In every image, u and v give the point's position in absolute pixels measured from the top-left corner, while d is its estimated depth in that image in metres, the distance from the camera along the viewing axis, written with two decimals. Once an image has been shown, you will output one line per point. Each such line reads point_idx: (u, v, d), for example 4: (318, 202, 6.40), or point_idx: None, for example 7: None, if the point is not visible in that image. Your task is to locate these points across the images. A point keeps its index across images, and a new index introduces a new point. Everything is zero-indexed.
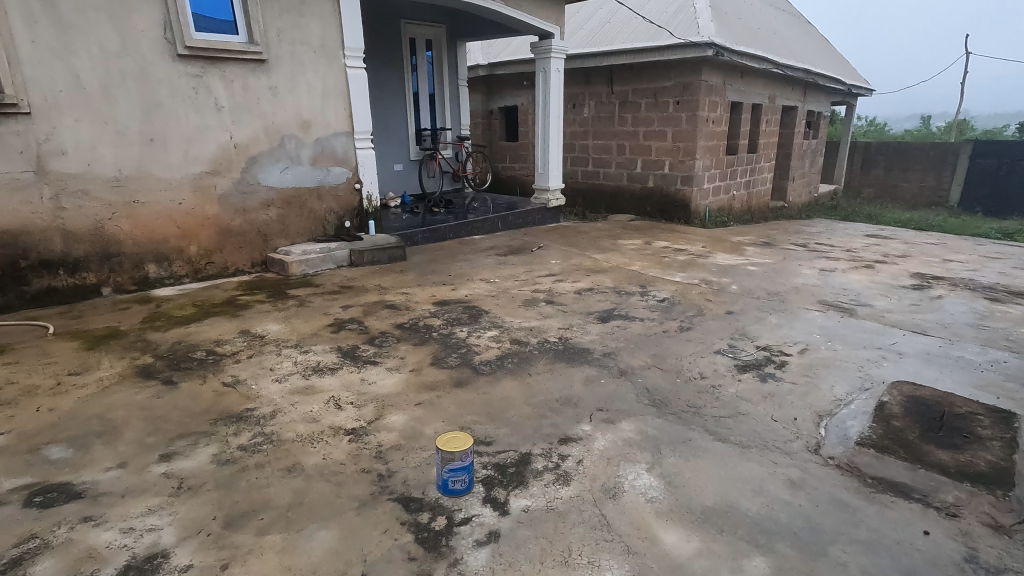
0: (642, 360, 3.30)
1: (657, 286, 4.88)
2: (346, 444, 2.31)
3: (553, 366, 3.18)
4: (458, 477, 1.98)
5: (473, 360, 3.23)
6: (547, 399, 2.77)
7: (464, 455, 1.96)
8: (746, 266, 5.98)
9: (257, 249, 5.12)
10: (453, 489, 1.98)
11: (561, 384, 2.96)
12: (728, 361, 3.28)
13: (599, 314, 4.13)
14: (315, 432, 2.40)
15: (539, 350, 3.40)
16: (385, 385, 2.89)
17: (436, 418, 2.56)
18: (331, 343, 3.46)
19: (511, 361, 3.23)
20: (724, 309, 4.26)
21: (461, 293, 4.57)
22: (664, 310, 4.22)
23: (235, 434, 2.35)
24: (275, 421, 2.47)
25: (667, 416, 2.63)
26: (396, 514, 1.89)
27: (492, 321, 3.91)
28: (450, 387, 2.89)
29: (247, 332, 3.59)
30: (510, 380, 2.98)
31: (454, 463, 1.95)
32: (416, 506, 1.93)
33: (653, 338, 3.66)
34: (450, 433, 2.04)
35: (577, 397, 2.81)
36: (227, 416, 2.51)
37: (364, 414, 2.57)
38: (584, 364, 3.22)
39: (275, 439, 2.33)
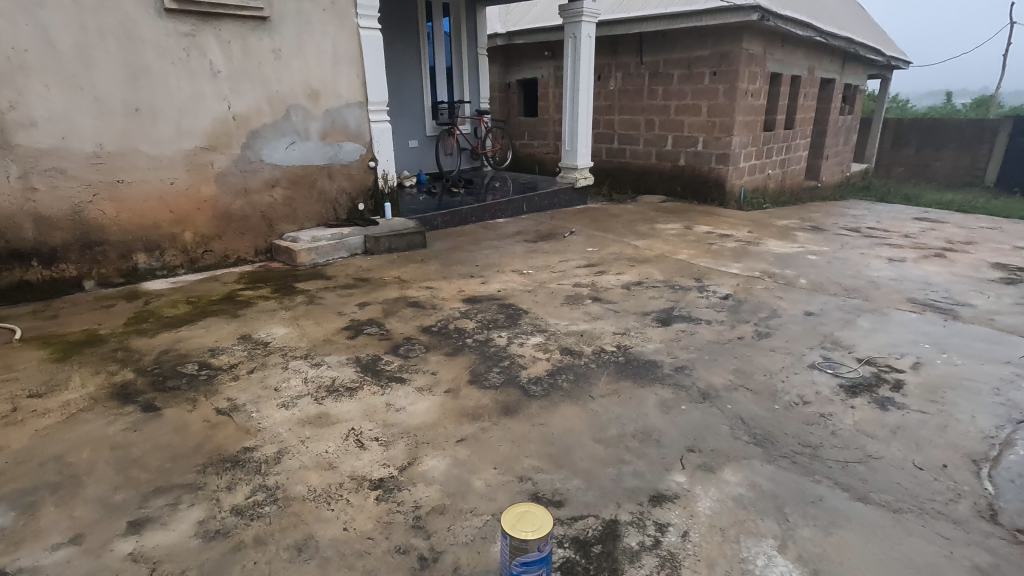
0: (725, 378, 2.71)
1: (715, 280, 4.27)
2: (374, 505, 1.77)
3: (618, 387, 2.60)
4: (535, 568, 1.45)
5: (520, 378, 2.65)
6: (620, 434, 2.21)
7: (542, 545, 1.40)
8: (805, 255, 5.33)
9: (262, 235, 4.55)
10: None
11: (633, 413, 2.38)
12: (830, 381, 2.69)
13: (656, 315, 3.54)
14: (332, 485, 1.85)
15: (597, 365, 2.82)
16: (417, 413, 2.33)
17: (484, 464, 2.00)
18: (348, 353, 2.90)
19: (566, 380, 2.65)
20: (801, 309, 3.65)
21: (492, 288, 3.98)
22: (731, 311, 3.62)
23: (230, 489, 1.82)
24: (280, 469, 1.93)
25: (779, 461, 2.06)
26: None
27: (534, 324, 3.33)
28: (498, 415, 2.33)
29: (248, 339, 3.03)
30: (569, 406, 2.41)
31: (528, 556, 1.40)
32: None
33: (729, 347, 3.07)
34: (518, 508, 1.50)
35: (657, 432, 2.23)
36: (220, 459, 1.97)
37: (393, 457, 2.02)
38: (655, 384, 2.64)
39: (281, 498, 1.79)
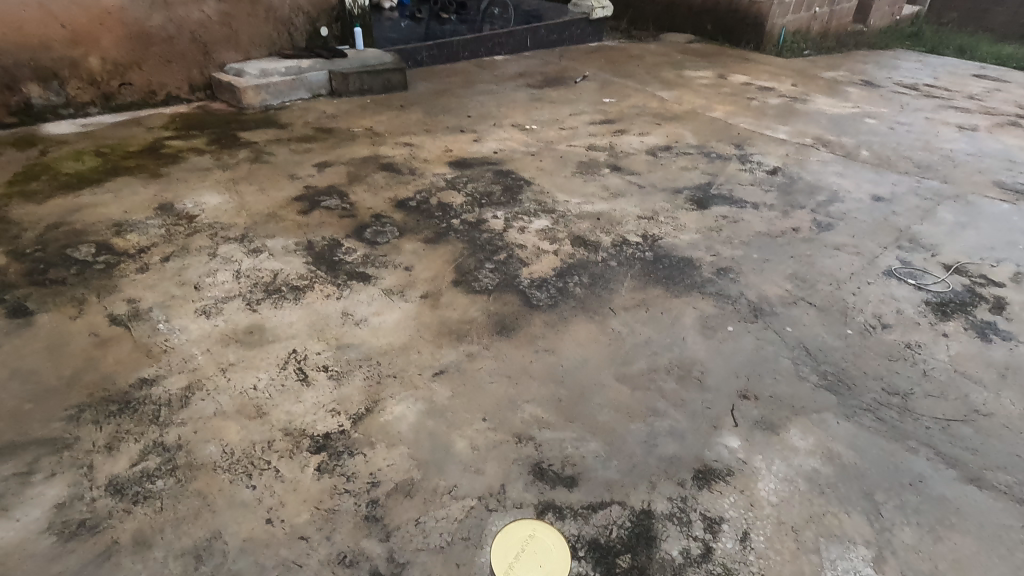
0: (781, 289, 2.12)
1: (759, 149, 3.49)
2: (314, 482, 1.26)
3: (646, 298, 2.00)
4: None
5: (519, 281, 2.04)
6: (651, 371, 1.67)
7: None
8: (862, 118, 4.44)
9: (196, 65, 3.58)
10: None
11: (667, 338, 1.82)
12: (914, 296, 2.11)
13: (689, 193, 2.84)
14: (258, 446, 1.34)
15: (619, 264, 2.19)
16: (382, 330, 1.75)
17: (469, 414, 1.47)
18: (297, 235, 2.23)
19: (579, 286, 2.04)
20: (867, 192, 2.95)
21: (487, 149, 3.19)
22: (782, 193, 2.92)
23: (111, 449, 1.30)
24: (186, 417, 1.39)
25: (861, 417, 1.56)
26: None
27: (538, 202, 2.63)
28: (490, 337, 1.76)
29: (167, 210, 2.33)
30: (584, 326, 1.83)
31: None
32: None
33: (783, 244, 2.43)
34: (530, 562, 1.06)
35: (699, 368, 1.70)
36: (103, 399, 1.42)
37: (346, 401, 1.48)
38: (693, 295, 2.05)
39: (181, 467, 1.27)
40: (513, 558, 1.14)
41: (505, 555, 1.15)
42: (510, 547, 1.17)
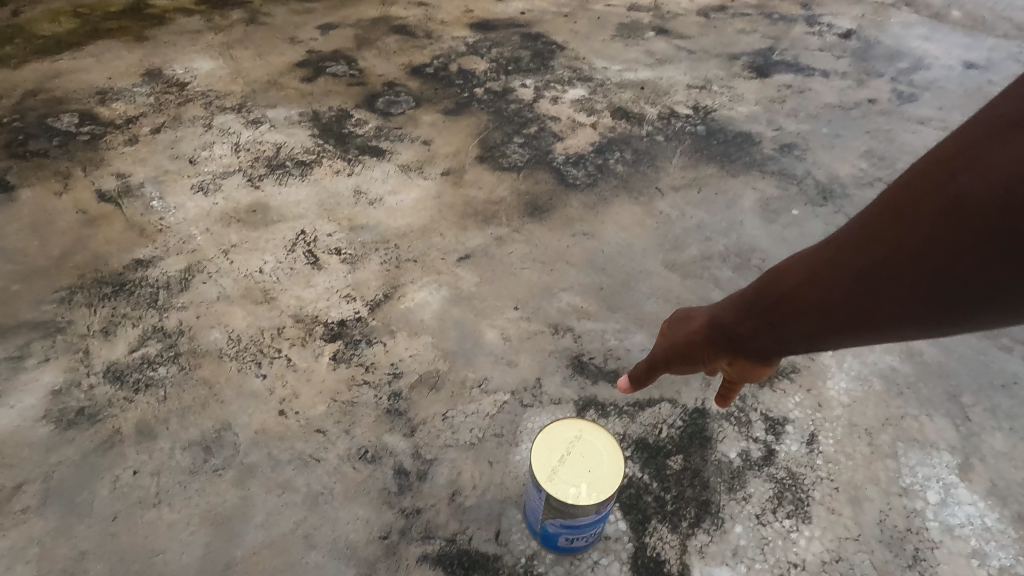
0: (855, 169, 1.84)
1: (830, 8, 2.99)
2: (330, 372, 1.14)
3: (698, 178, 1.75)
4: (589, 536, 0.87)
5: (553, 157, 1.79)
6: (704, 259, 1.47)
7: (603, 509, 0.81)
8: None
9: None
10: (566, 549, 0.89)
11: (722, 221, 1.60)
12: None
13: (748, 59, 2.45)
14: (267, 333, 1.21)
15: (667, 139, 1.91)
16: (401, 209, 1.56)
17: (500, 302, 1.31)
18: (301, 105, 1.97)
19: (621, 163, 1.79)
20: (958, 58, 2.53)
21: (513, 8, 2.77)
22: (857, 58, 2.51)
23: (108, 334, 1.18)
24: (187, 301, 1.26)
25: None
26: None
27: (572, 70, 2.29)
28: (521, 219, 1.56)
29: (155, 77, 2.07)
30: (628, 209, 1.61)
31: (573, 520, 0.83)
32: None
33: (858, 118, 2.10)
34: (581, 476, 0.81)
35: (759, 256, 1.49)
36: (96, 281, 1.29)
37: (362, 286, 1.33)
38: (752, 174, 1.79)
39: (185, 354, 1.15)
40: (557, 463, 0.83)
41: (548, 458, 0.83)
42: (557, 446, 0.84)
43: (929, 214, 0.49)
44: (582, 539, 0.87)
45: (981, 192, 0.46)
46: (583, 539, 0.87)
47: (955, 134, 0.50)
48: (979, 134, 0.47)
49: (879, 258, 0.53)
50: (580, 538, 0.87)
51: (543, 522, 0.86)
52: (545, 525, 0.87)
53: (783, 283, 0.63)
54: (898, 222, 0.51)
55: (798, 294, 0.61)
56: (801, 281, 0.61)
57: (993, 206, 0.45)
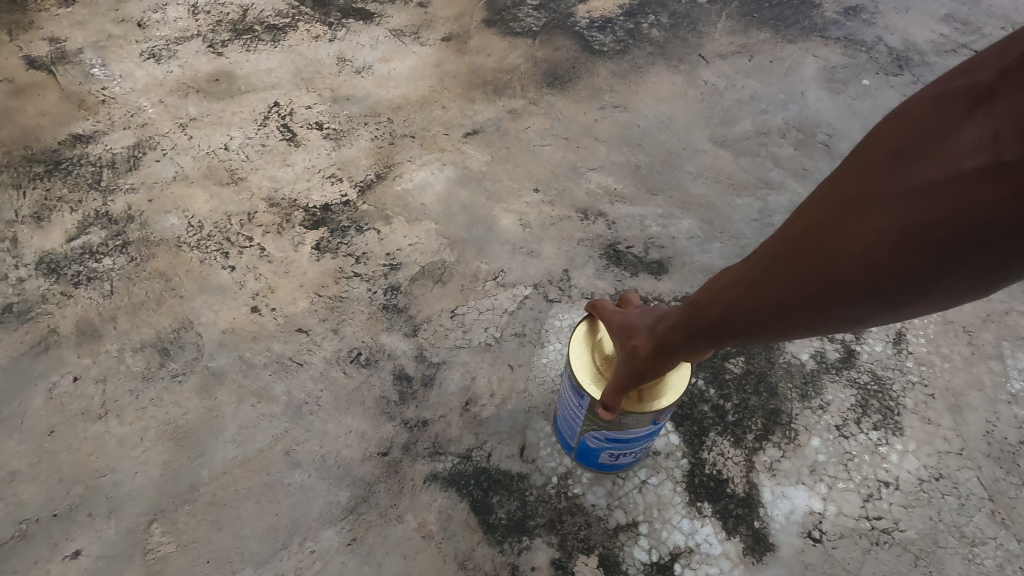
0: (935, 35, 1.54)
1: None
2: (313, 263, 0.94)
3: (749, 44, 1.46)
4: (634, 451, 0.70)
5: (575, 20, 1.49)
6: (759, 134, 1.22)
7: (657, 421, 0.64)
8: None
9: None
10: (603, 464, 0.73)
11: (780, 92, 1.33)
12: None
13: None
14: (236, 219, 0.99)
15: (710, 1, 1.58)
16: (394, 79, 1.30)
17: (516, 183, 1.09)
18: None
19: (657, 27, 1.49)
20: None
21: None
22: None
23: (40, 220, 0.97)
24: (137, 182, 1.03)
25: None
26: (457, 558, 0.70)
27: None
28: (538, 90, 1.29)
29: None
30: (666, 79, 1.34)
31: (616, 433, 0.66)
32: (506, 525, 0.72)
33: None
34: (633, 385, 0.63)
35: (825, 131, 1.25)
36: (25, 160, 1.06)
37: (350, 166, 1.10)
38: (813, 39, 1.50)
39: (135, 243, 0.94)
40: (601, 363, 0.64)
41: (591, 357, 0.65)
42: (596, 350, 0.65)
43: (877, 217, 0.37)
44: (626, 455, 0.70)
45: (945, 192, 0.34)
46: (627, 455, 0.70)
47: (911, 106, 0.38)
48: (941, 113, 0.35)
49: (825, 270, 0.40)
50: (624, 454, 0.70)
51: (580, 434, 0.70)
52: (582, 437, 0.70)
53: (719, 287, 0.50)
54: (845, 229, 0.39)
55: (733, 309, 0.48)
56: (726, 295, 0.49)
57: (954, 212, 0.33)
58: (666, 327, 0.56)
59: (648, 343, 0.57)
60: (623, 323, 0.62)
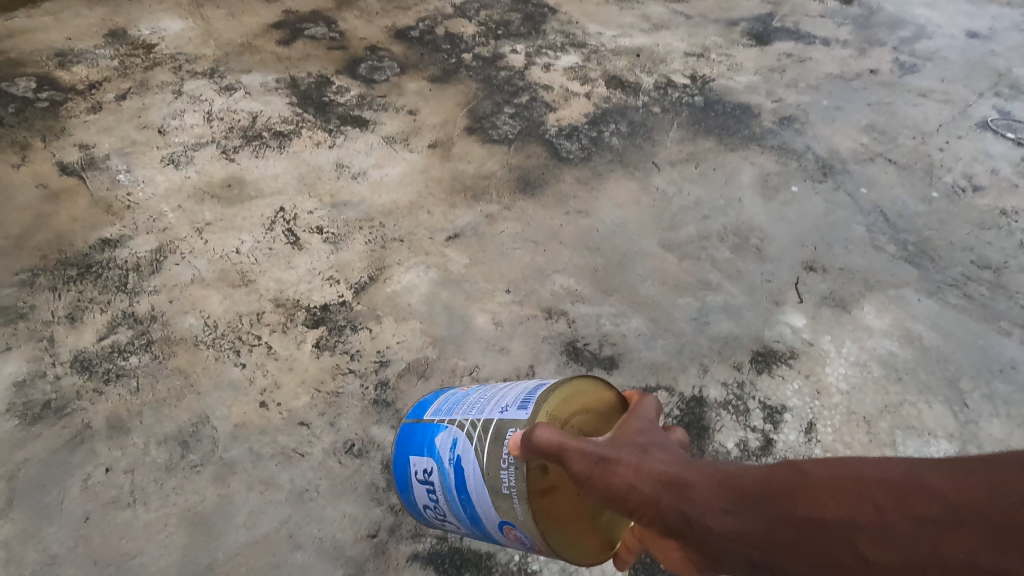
0: (856, 143, 1.78)
1: None
2: (313, 360, 1.08)
3: (696, 152, 1.69)
4: (434, 501, 0.78)
5: (545, 129, 1.71)
6: (702, 238, 1.42)
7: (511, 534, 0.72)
8: None
9: None
10: (417, 484, 0.80)
11: (720, 198, 1.54)
12: (1011, 154, 1.79)
13: (747, 26, 2.36)
14: (246, 319, 1.14)
15: (663, 110, 1.84)
16: (386, 184, 1.48)
17: (490, 284, 1.26)
18: (278, 70, 1.85)
19: (617, 136, 1.72)
20: (960, 27, 2.46)
21: None
22: (859, 27, 2.43)
23: (74, 321, 1.11)
24: (158, 285, 1.18)
25: (945, 294, 1.34)
26: None
27: (565, 34, 2.19)
28: (512, 195, 1.49)
29: (120, 39, 1.93)
30: (623, 185, 1.55)
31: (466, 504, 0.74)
32: None
33: (858, 90, 2.03)
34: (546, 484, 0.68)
35: (758, 234, 1.45)
36: (60, 263, 1.21)
37: (346, 268, 1.26)
38: (752, 148, 1.73)
39: (158, 342, 1.09)
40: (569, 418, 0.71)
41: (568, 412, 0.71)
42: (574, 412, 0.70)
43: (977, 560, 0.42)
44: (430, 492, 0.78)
45: None
46: (432, 494, 0.78)
47: None
48: None
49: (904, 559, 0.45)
50: (431, 486, 0.78)
51: (459, 424, 0.77)
52: (453, 430, 0.77)
53: (791, 488, 0.51)
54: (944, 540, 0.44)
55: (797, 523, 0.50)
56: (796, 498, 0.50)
57: None
58: (688, 481, 0.56)
59: (667, 478, 0.57)
60: (648, 437, 0.63)
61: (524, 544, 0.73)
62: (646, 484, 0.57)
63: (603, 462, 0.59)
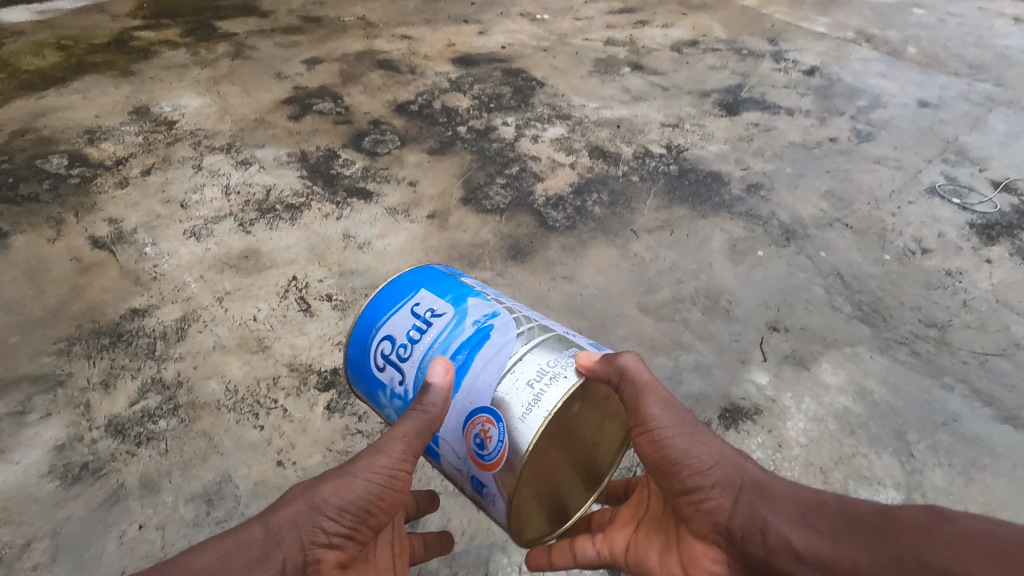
0: (816, 209, 1.96)
1: (795, 45, 3.15)
2: (324, 422, 1.20)
3: (671, 219, 1.86)
4: (412, 338, 0.93)
5: (534, 198, 1.88)
6: (676, 301, 1.57)
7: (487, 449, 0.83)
8: (909, 6, 3.82)
9: None
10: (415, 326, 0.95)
11: (693, 263, 1.70)
12: (957, 217, 1.97)
13: (718, 97, 2.58)
14: (263, 383, 1.26)
15: (641, 179, 2.02)
16: (389, 253, 1.63)
17: None
18: (289, 145, 2.02)
19: (599, 204, 1.89)
20: (912, 96, 2.69)
21: (494, 43, 2.88)
22: (820, 97, 2.66)
23: (108, 387, 1.22)
24: (183, 352, 1.31)
25: (895, 351, 1.48)
26: None
27: (552, 107, 2.40)
28: (503, 262, 1.64)
29: (144, 116, 2.11)
30: (604, 251, 1.71)
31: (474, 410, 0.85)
32: None
33: (819, 157, 2.23)
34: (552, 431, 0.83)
35: (727, 297, 1.60)
36: (93, 332, 1.33)
37: None
38: (722, 215, 1.90)
39: (184, 406, 1.20)
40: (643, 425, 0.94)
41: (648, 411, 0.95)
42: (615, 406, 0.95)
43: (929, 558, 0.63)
44: (419, 327, 0.94)
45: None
46: (419, 330, 0.94)
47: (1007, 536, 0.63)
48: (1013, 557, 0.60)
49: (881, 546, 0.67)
50: (420, 332, 0.93)
51: (502, 306, 0.94)
52: (497, 307, 0.94)
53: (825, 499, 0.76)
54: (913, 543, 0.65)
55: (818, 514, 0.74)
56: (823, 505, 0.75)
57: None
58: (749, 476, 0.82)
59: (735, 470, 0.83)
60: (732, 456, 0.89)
61: (473, 450, 0.86)
62: (726, 466, 0.83)
63: (696, 436, 0.85)
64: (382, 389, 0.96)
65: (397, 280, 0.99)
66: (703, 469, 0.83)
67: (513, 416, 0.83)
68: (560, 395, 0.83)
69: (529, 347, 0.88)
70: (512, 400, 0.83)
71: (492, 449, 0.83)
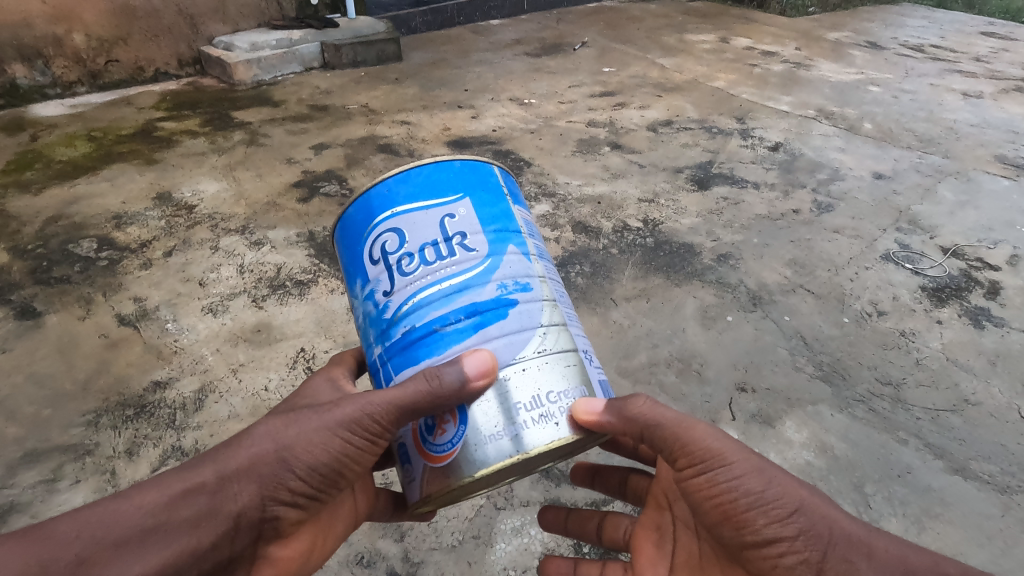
0: (781, 276, 2.14)
1: (761, 123, 3.45)
2: None
3: (647, 288, 2.03)
4: (425, 254, 0.86)
5: None
6: (651, 364, 1.71)
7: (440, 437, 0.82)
8: (866, 85, 4.18)
9: (185, 40, 3.72)
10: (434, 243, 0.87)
11: (668, 328, 1.86)
12: (910, 281, 2.14)
13: (690, 173, 2.83)
14: None
15: (620, 252, 2.21)
16: None
17: None
18: (298, 225, 2.22)
19: (581, 276, 2.06)
20: (869, 169, 2.95)
21: (485, 126, 3.17)
22: (784, 171, 2.91)
23: (131, 455, 1.34)
24: (201, 421, 1.43)
25: (853, 408, 1.61)
26: None
27: (538, 185, 2.63)
28: None
29: (167, 201, 2.32)
30: (586, 320, 1.87)
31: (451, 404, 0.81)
32: None
33: (783, 227, 2.44)
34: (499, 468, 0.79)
35: (699, 360, 1.74)
36: (119, 404, 1.46)
37: None
38: (694, 283, 2.07)
39: None
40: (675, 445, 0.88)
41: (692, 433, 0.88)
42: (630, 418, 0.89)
43: None
44: (439, 246, 0.86)
45: None
46: (437, 250, 0.86)
47: None
48: None
49: None
50: (435, 251, 0.86)
51: (535, 284, 0.88)
52: (532, 287, 0.87)
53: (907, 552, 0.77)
54: None
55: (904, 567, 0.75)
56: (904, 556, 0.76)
57: None
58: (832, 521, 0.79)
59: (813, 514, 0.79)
60: None
61: (422, 430, 0.84)
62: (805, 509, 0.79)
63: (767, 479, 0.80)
64: (363, 279, 0.90)
65: (447, 174, 0.91)
66: (784, 517, 0.79)
67: (480, 429, 0.79)
68: (540, 440, 0.79)
69: (541, 360, 0.83)
70: (488, 413, 0.80)
71: (442, 443, 0.81)
